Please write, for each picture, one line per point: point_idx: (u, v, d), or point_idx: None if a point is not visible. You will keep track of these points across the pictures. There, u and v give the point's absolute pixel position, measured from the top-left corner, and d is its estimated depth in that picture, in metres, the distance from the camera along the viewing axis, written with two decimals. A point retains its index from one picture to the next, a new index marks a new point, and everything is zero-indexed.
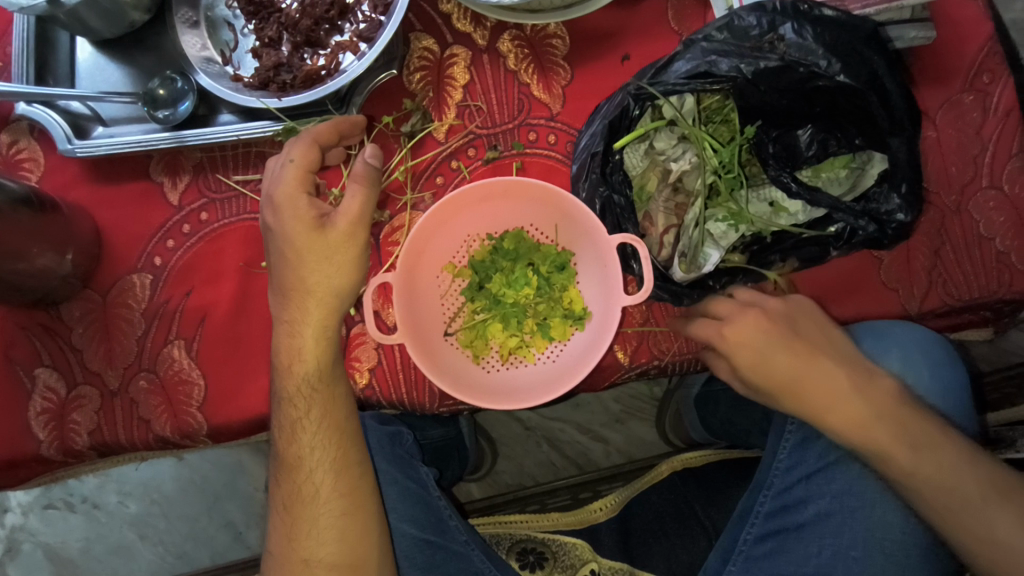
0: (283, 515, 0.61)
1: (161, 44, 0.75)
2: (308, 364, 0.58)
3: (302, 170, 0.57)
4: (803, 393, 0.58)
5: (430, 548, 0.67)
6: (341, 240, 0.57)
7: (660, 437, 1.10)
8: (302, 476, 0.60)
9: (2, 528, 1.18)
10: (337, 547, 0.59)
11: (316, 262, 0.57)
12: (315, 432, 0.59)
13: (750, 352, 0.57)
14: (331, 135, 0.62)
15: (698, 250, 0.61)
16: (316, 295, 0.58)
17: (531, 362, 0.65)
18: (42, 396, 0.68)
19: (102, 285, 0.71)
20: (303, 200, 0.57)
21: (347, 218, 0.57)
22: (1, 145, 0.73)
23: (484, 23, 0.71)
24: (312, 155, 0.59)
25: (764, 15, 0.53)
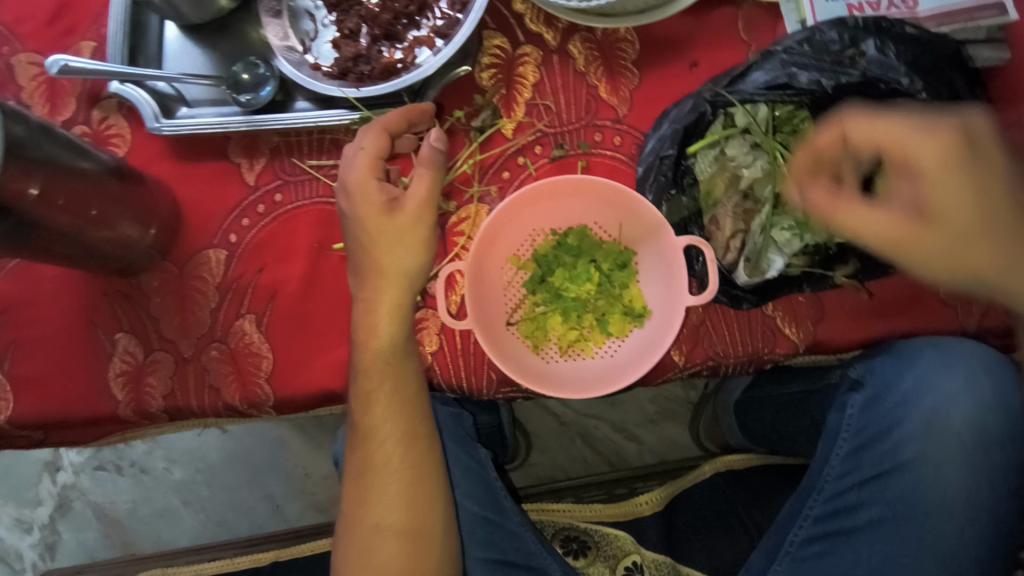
0: (354, 481, 0.64)
1: (244, 31, 0.78)
2: (382, 339, 0.61)
3: (373, 157, 0.60)
4: (991, 236, 0.52)
5: (490, 525, 0.71)
6: (410, 222, 0.60)
7: (693, 439, 1.12)
8: (374, 445, 0.63)
9: (55, 485, 1.24)
10: (404, 515, 0.63)
11: (388, 245, 0.60)
12: (387, 404, 0.62)
13: (938, 180, 0.52)
14: (399, 122, 0.64)
15: (761, 255, 0.62)
16: (389, 277, 0.60)
17: (589, 356, 0.67)
18: (121, 359, 0.72)
19: (179, 257, 0.74)
20: (376, 187, 0.59)
21: (416, 201, 0.60)
22: (92, 121, 0.77)
23: (556, 24, 0.74)
24: (382, 142, 0.61)
25: (846, 31, 0.55)
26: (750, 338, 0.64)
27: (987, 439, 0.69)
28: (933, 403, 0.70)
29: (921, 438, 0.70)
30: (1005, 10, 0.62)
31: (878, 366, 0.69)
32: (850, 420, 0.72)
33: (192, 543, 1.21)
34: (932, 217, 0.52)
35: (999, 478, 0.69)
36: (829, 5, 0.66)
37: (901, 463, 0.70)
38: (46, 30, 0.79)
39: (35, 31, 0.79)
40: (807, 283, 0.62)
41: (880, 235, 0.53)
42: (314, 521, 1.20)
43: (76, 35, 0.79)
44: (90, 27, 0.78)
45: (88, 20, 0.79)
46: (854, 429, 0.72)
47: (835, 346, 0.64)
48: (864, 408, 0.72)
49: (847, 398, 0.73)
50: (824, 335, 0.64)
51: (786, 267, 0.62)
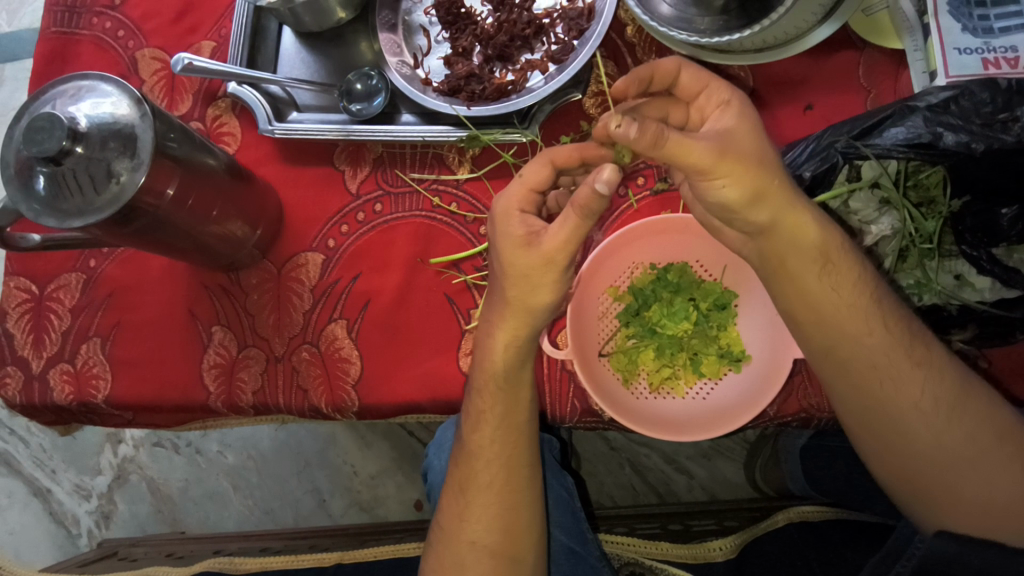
0: (455, 497, 0.63)
1: (357, 42, 0.80)
2: (496, 364, 0.59)
3: (527, 188, 0.56)
4: (781, 185, 0.52)
5: (574, 558, 0.69)
6: (540, 264, 0.53)
7: (748, 480, 1.09)
8: (478, 464, 0.62)
9: (115, 457, 1.29)
10: (502, 538, 0.61)
11: (515, 283, 0.55)
12: (495, 427, 0.61)
13: (729, 129, 0.52)
14: (574, 158, 0.57)
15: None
16: (513, 309, 0.56)
17: (680, 395, 0.66)
18: (216, 352, 0.74)
19: (278, 257, 0.76)
20: (516, 217, 0.55)
21: (552, 242, 0.52)
22: (206, 118, 0.80)
23: (667, 57, 0.74)
24: (542, 174, 0.56)
25: (1000, 94, 0.54)
26: None
27: None
28: None
29: None
30: None
31: None
32: None
33: (237, 528, 1.24)
34: (735, 135, 0.50)
35: None
36: (964, 59, 0.64)
37: None
38: (171, 28, 0.82)
39: (161, 27, 0.82)
40: None
41: (694, 161, 0.48)
42: (356, 519, 1.20)
43: (198, 34, 0.82)
44: (213, 28, 0.81)
45: (211, 20, 0.82)
46: None
47: None
48: None
49: None
50: None
51: None
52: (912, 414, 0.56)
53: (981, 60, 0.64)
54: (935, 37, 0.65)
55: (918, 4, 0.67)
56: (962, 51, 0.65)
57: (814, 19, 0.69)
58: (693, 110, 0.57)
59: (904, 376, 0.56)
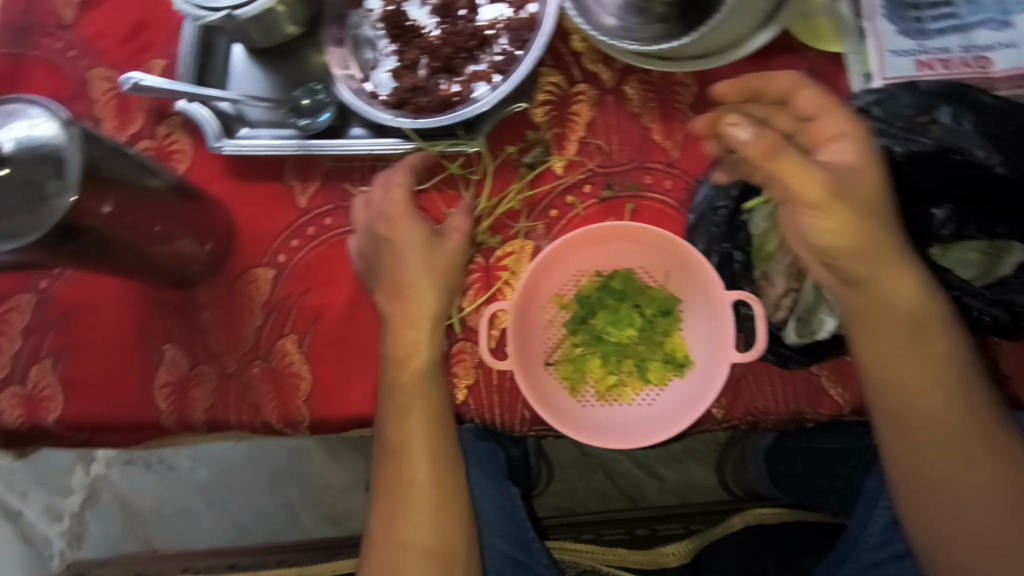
0: (383, 498, 0.64)
1: (307, 57, 0.80)
2: (423, 354, 0.64)
3: (403, 194, 0.69)
4: (881, 241, 0.56)
5: (517, 566, 0.71)
6: (451, 247, 0.68)
7: (718, 482, 1.10)
8: (405, 461, 0.64)
9: (87, 476, 1.28)
10: (432, 535, 0.62)
11: (423, 265, 0.67)
12: (422, 419, 0.63)
13: (848, 170, 0.56)
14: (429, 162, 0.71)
15: (813, 315, 0.64)
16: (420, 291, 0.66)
17: (626, 402, 0.66)
18: (167, 370, 0.74)
19: (229, 273, 0.76)
20: (414, 217, 0.67)
21: (456, 230, 0.68)
22: (157, 136, 0.80)
23: (613, 65, 0.75)
24: (409, 178, 0.69)
25: (918, 99, 0.60)
26: (794, 398, 0.64)
27: None
28: None
29: None
30: None
31: None
32: None
33: (210, 545, 1.23)
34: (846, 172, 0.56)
35: None
36: (898, 61, 0.66)
37: None
38: (122, 47, 0.82)
39: (112, 47, 0.82)
40: None
41: (796, 189, 0.55)
42: (329, 532, 1.20)
43: (149, 53, 0.82)
44: (163, 46, 0.82)
45: (161, 39, 0.82)
46: None
47: None
48: None
49: None
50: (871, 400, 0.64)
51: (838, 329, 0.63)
52: (959, 492, 0.58)
53: (915, 61, 0.66)
54: (872, 41, 0.68)
55: (853, 6, 0.69)
56: (898, 53, 0.66)
57: (754, 25, 0.70)
58: (807, 130, 0.60)
59: (971, 457, 0.58)
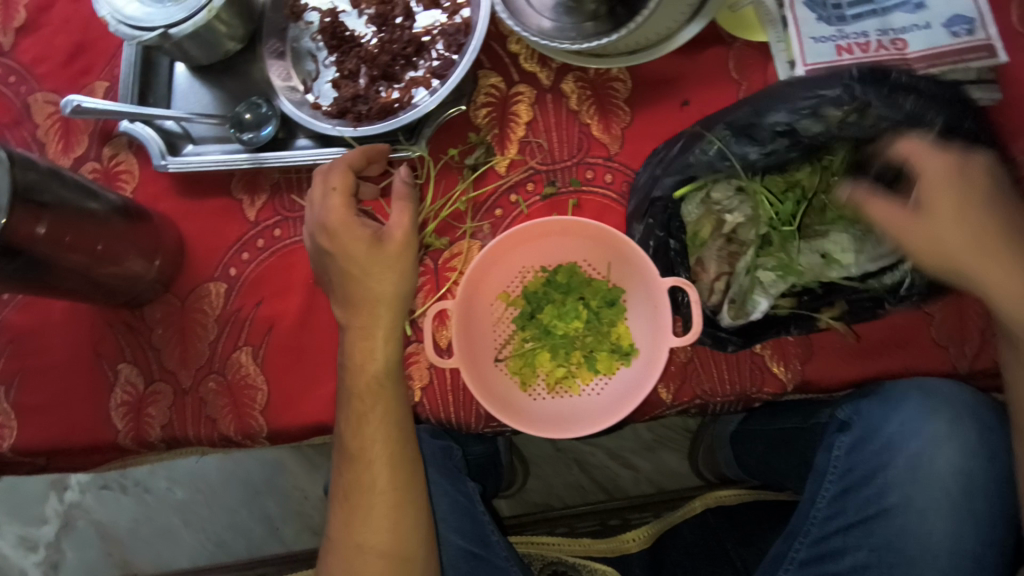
0: (342, 504, 0.64)
1: (249, 71, 0.81)
2: (376, 362, 0.63)
3: (345, 196, 0.64)
4: (983, 251, 0.55)
5: (475, 560, 0.71)
6: (398, 250, 0.64)
7: (692, 469, 1.11)
8: (362, 466, 0.63)
9: (61, 504, 1.27)
10: (389, 538, 0.63)
11: (379, 271, 0.63)
12: (378, 425, 0.63)
13: (964, 201, 0.55)
14: (361, 159, 0.68)
15: (747, 297, 0.64)
16: (384, 302, 0.64)
17: (575, 393, 0.68)
18: (122, 390, 0.74)
19: (181, 290, 0.76)
20: (356, 223, 0.63)
21: (402, 231, 0.64)
22: (103, 158, 0.80)
23: (549, 64, 0.76)
24: (349, 179, 0.65)
25: (841, 84, 0.57)
26: (737, 377, 0.66)
27: (972, 487, 0.66)
28: (914, 449, 0.68)
29: (906, 483, 0.68)
30: (995, 53, 0.65)
31: (866, 408, 0.68)
32: (835, 462, 0.70)
33: (191, 564, 1.23)
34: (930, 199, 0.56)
35: (986, 530, 0.65)
36: (819, 48, 0.68)
37: (887, 508, 0.68)
38: (63, 71, 0.82)
39: (53, 71, 0.82)
40: (794, 324, 0.64)
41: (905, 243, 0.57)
42: (309, 544, 1.20)
43: (90, 76, 0.82)
44: (104, 68, 0.82)
45: (102, 61, 0.82)
46: (840, 472, 0.70)
47: (823, 386, 0.65)
48: (850, 451, 0.70)
49: (833, 438, 0.71)
50: (812, 375, 0.65)
51: (773, 308, 0.65)
52: None
53: (834, 47, 0.68)
54: (793, 28, 0.70)
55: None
56: (818, 40, 0.69)
57: (682, 19, 0.72)
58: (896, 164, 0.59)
59: None
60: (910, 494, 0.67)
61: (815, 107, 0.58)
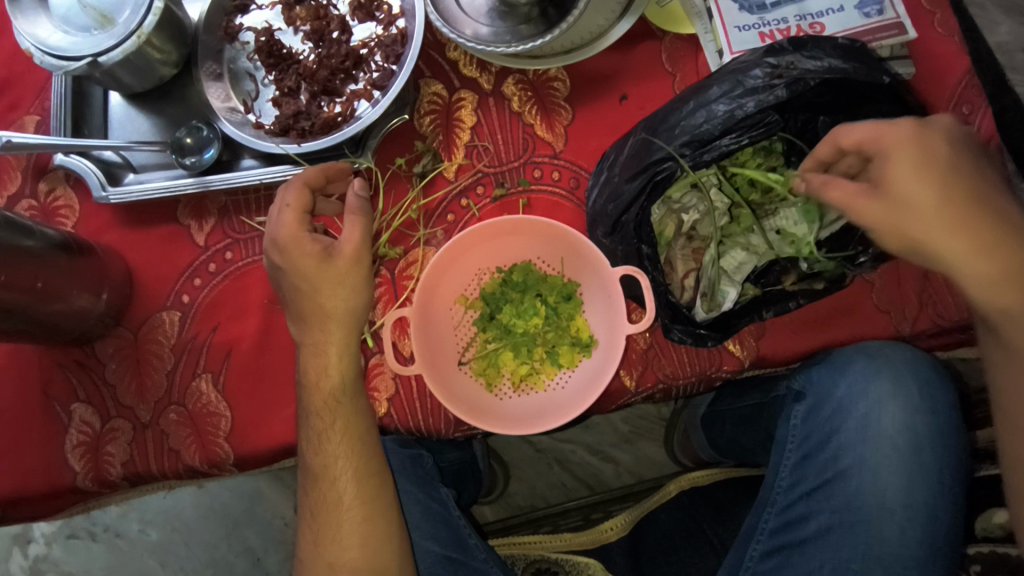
0: (311, 522, 0.65)
1: (186, 95, 0.80)
2: (332, 378, 0.63)
3: (298, 212, 0.62)
4: (955, 221, 0.54)
5: (452, 564, 0.72)
6: (347, 266, 0.63)
7: (669, 456, 1.12)
8: (327, 484, 0.64)
9: (26, 559, 1.21)
10: (361, 552, 0.63)
11: (329, 288, 0.63)
12: (339, 441, 0.63)
13: (916, 172, 0.55)
14: (320, 177, 0.66)
15: (716, 288, 0.66)
16: (334, 318, 0.63)
17: (541, 389, 0.69)
18: (78, 430, 0.71)
19: (133, 322, 0.75)
20: (307, 239, 0.62)
21: (351, 245, 0.63)
22: (39, 194, 0.78)
23: (489, 68, 0.77)
24: (305, 197, 0.63)
25: (759, 83, 0.58)
26: (696, 359, 0.68)
27: (918, 439, 0.69)
28: (865, 409, 0.70)
29: (859, 443, 0.70)
30: (904, 30, 0.69)
31: (816, 376, 0.71)
32: (794, 431, 0.74)
33: None
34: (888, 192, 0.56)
35: (934, 477, 0.69)
36: (743, 35, 0.71)
37: (844, 470, 0.70)
38: None
39: None
40: (766, 309, 0.64)
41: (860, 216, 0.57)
42: None
43: (19, 110, 0.80)
44: (34, 102, 0.80)
45: (31, 94, 0.80)
46: (798, 440, 0.73)
47: (779, 359, 0.68)
48: (806, 418, 0.73)
49: (790, 408, 0.75)
50: (767, 350, 0.67)
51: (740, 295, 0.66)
52: None
53: (757, 34, 0.71)
54: (718, 18, 0.72)
55: None
56: (741, 28, 0.72)
57: (613, 17, 0.74)
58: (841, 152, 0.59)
59: None
60: (865, 453, 0.70)
61: (751, 115, 0.58)
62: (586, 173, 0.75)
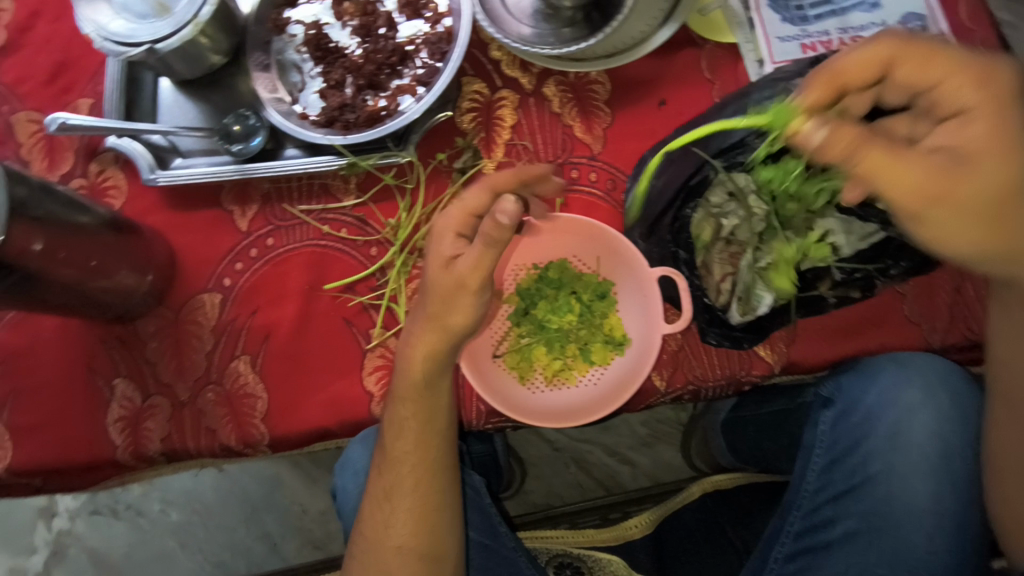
0: (378, 505, 0.65)
1: (234, 84, 0.82)
2: (413, 374, 0.61)
3: (461, 214, 0.59)
4: None
5: (485, 551, 0.74)
6: (463, 288, 0.58)
7: (685, 459, 1.14)
8: (400, 471, 0.64)
9: (50, 532, 1.24)
10: (422, 537, 0.64)
11: (440, 301, 0.59)
12: (417, 431, 0.63)
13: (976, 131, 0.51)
14: (512, 180, 0.59)
15: (752, 293, 0.66)
16: (436, 323, 0.60)
17: (574, 385, 0.70)
18: (119, 405, 0.73)
19: (175, 303, 0.77)
20: (449, 243, 0.59)
21: (472, 267, 0.57)
22: (89, 174, 0.80)
23: (530, 69, 0.79)
24: (481, 200, 0.59)
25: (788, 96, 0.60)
26: (727, 362, 0.68)
27: (948, 448, 0.70)
28: (896, 416, 0.71)
29: (888, 451, 0.71)
30: None
31: (846, 383, 0.71)
32: (822, 437, 0.74)
33: None
34: (956, 155, 0.51)
35: (967, 489, 0.69)
36: (785, 46, 0.74)
37: (872, 476, 0.71)
38: (45, 89, 0.82)
39: (34, 89, 0.82)
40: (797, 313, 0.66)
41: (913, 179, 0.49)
42: (311, 558, 1.20)
43: (74, 93, 0.82)
44: (88, 85, 0.82)
45: (85, 78, 0.83)
46: (826, 445, 0.74)
47: (809, 365, 0.69)
48: (835, 424, 0.73)
49: (819, 414, 0.75)
50: (797, 355, 0.68)
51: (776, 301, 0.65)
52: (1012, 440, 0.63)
53: (799, 45, 0.73)
54: (760, 29, 0.75)
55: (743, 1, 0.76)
56: (783, 39, 0.74)
57: (655, 22, 0.75)
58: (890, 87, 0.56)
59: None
60: (895, 460, 0.71)
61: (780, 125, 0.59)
62: (623, 176, 0.76)
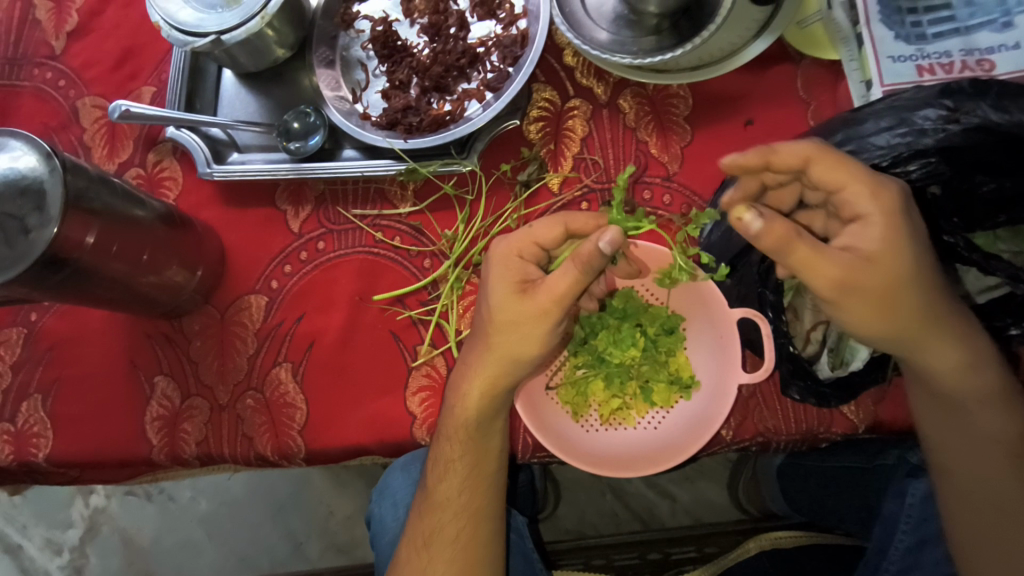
0: (418, 552, 0.61)
1: (296, 79, 0.79)
2: (469, 412, 0.58)
3: (530, 237, 0.56)
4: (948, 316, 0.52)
5: None
6: (537, 314, 0.53)
7: (731, 500, 1.06)
8: (443, 515, 0.60)
9: (86, 508, 1.26)
10: None
11: (502, 329, 0.55)
12: (465, 473, 0.60)
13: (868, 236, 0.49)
14: (588, 225, 0.58)
15: (845, 343, 0.60)
16: (493, 355, 0.56)
17: (631, 426, 0.65)
18: (158, 403, 0.71)
19: (221, 302, 0.74)
20: (519, 264, 0.55)
21: (550, 294, 0.53)
22: (147, 164, 0.79)
23: (606, 78, 0.73)
24: (552, 232, 0.56)
25: (905, 131, 0.54)
26: (805, 416, 0.61)
27: None
28: None
29: None
30: None
31: None
32: (910, 511, 0.67)
33: None
34: (856, 257, 0.49)
35: None
36: (899, 69, 0.64)
37: None
38: (112, 75, 0.82)
39: (101, 75, 0.82)
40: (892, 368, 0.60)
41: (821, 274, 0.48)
42: (334, 562, 1.17)
43: (138, 80, 0.81)
44: (153, 73, 0.81)
45: (151, 65, 0.82)
46: (914, 522, 0.67)
47: (899, 428, 0.61)
48: (926, 499, 0.66)
49: (907, 485, 0.68)
50: (886, 417, 0.61)
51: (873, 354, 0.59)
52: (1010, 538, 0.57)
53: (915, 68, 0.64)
54: (869, 47, 0.66)
55: (850, 14, 0.67)
56: (896, 59, 0.65)
57: (747, 34, 0.69)
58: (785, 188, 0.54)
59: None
60: None
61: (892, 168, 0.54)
62: (699, 201, 0.70)
